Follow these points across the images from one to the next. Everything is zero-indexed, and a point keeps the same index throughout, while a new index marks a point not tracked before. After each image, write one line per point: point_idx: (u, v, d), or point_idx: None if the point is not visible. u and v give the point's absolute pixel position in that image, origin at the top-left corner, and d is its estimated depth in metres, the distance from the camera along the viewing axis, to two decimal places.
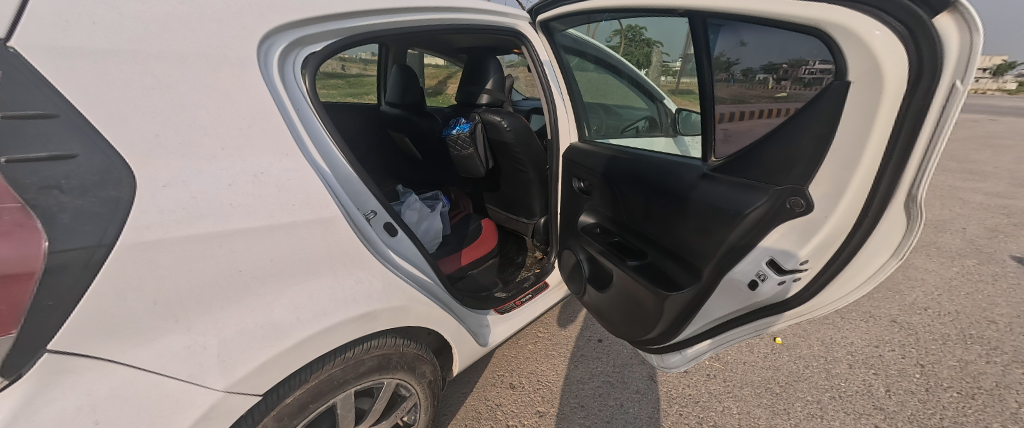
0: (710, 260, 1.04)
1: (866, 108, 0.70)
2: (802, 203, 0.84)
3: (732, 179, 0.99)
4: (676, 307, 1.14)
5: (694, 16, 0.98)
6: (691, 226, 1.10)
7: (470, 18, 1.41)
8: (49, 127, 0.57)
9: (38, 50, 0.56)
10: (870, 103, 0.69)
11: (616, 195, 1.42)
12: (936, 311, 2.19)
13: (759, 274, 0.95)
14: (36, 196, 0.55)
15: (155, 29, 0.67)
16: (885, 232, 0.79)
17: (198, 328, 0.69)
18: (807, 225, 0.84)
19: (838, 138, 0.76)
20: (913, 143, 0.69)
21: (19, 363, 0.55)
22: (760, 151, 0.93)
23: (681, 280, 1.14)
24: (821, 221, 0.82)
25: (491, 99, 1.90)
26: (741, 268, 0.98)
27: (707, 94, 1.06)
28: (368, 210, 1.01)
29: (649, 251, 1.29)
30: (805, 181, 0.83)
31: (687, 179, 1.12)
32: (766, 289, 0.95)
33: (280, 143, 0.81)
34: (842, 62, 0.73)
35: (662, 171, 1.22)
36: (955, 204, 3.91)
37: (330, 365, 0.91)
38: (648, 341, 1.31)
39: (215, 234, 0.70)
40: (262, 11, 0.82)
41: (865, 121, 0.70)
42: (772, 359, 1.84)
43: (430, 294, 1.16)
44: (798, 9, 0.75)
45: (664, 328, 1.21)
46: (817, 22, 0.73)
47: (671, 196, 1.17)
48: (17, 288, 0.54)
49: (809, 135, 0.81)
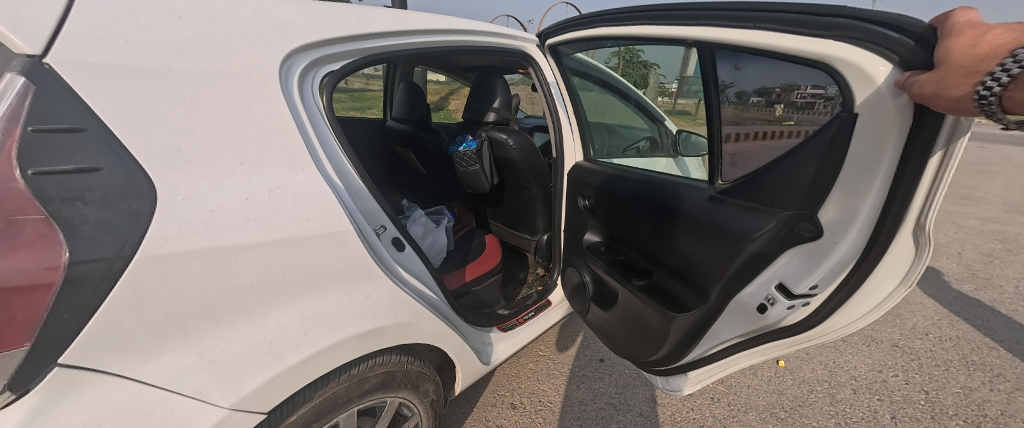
0: (719, 282, 1.06)
1: (873, 140, 0.72)
2: (811, 228, 0.86)
3: (740, 202, 1.01)
4: (683, 328, 1.15)
5: (703, 47, 1.02)
6: (697, 249, 1.11)
7: (481, 39, 1.45)
8: (76, 139, 0.58)
9: (72, 67, 0.58)
10: (880, 131, 0.71)
11: (622, 214, 1.44)
12: (936, 336, 2.19)
13: (768, 297, 0.96)
14: (60, 208, 0.55)
15: (186, 48, 0.70)
16: (894, 258, 0.79)
17: (207, 343, 0.69)
18: (818, 249, 0.86)
19: (846, 165, 0.78)
20: (919, 174, 0.70)
21: (28, 378, 0.54)
22: (768, 174, 0.95)
23: (687, 301, 1.15)
24: (831, 246, 0.84)
25: (498, 118, 1.94)
26: (750, 291, 0.99)
27: (714, 116, 1.09)
28: (377, 224, 1.02)
29: (655, 271, 1.30)
30: (812, 208, 0.85)
31: (693, 200, 1.14)
32: (773, 312, 0.96)
33: (296, 158, 0.82)
34: (849, 96, 0.75)
35: (669, 191, 1.24)
36: (949, 229, 3.96)
37: (335, 383, 0.89)
38: (653, 363, 1.30)
39: (230, 247, 0.70)
40: (284, 32, 0.86)
41: (873, 151, 0.73)
42: (776, 383, 1.82)
43: (435, 309, 1.15)
44: (803, 45, 0.80)
45: (670, 350, 1.21)
46: (824, 57, 0.77)
47: (677, 217, 1.19)
48: (34, 298, 0.53)
49: (815, 162, 0.84)
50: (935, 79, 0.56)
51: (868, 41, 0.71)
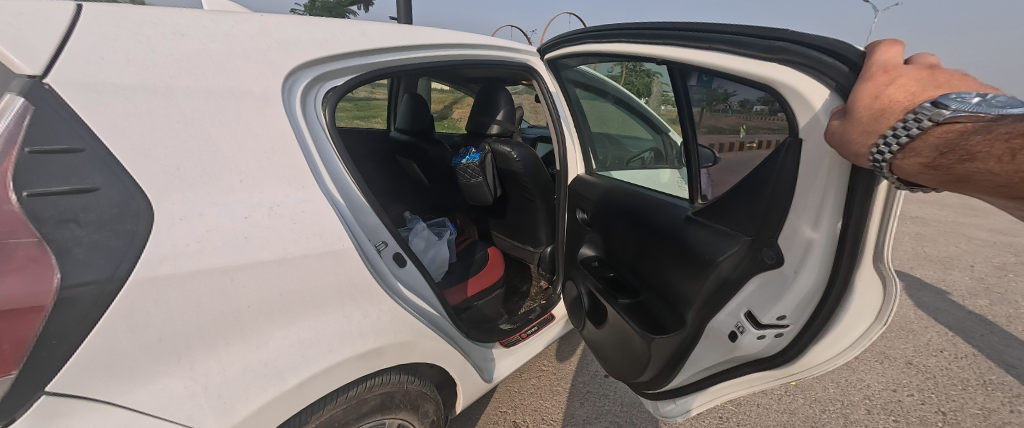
0: (692, 307, 1.04)
1: (818, 174, 0.73)
2: (772, 255, 0.85)
3: (710, 224, 1.01)
4: (663, 353, 1.13)
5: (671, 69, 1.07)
6: (674, 270, 1.11)
7: (485, 53, 1.46)
8: (75, 160, 0.58)
9: (71, 86, 0.58)
10: (820, 165, 0.73)
11: (612, 230, 1.42)
12: (952, 353, 2.13)
13: (738, 326, 0.94)
14: (53, 230, 0.54)
15: (188, 67, 0.71)
16: (863, 295, 0.73)
17: (201, 367, 0.67)
18: (778, 279, 0.85)
19: (797, 195, 0.79)
20: (869, 206, 0.67)
21: (11, 408, 0.52)
22: (736, 197, 0.95)
23: (667, 323, 1.14)
24: (790, 277, 0.82)
25: (502, 129, 1.94)
26: (722, 319, 0.98)
27: (689, 129, 1.13)
28: (379, 241, 1.00)
29: (642, 291, 1.28)
30: (771, 236, 0.85)
31: (672, 221, 1.14)
32: (745, 342, 0.94)
33: (297, 175, 0.81)
34: (794, 121, 0.77)
35: (651, 209, 1.24)
36: (960, 241, 3.89)
37: (331, 406, 0.87)
38: (646, 385, 1.26)
39: (227, 268, 0.68)
40: (288, 49, 0.86)
41: (820, 184, 0.73)
42: (787, 402, 1.76)
43: (436, 327, 1.12)
44: (751, 69, 0.82)
45: (655, 373, 1.19)
46: (768, 80, 0.79)
47: (656, 236, 1.19)
48: (23, 323, 0.52)
49: (773, 189, 0.84)
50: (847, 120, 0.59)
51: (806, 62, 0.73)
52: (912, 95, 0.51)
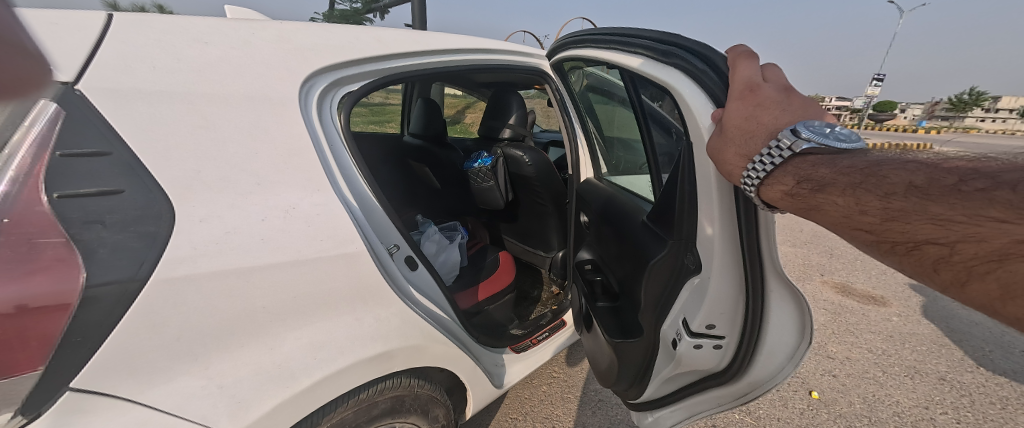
0: (645, 312, 1.11)
1: (708, 189, 0.86)
2: (693, 262, 0.96)
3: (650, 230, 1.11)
4: (625, 358, 1.15)
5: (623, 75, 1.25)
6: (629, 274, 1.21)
7: (498, 57, 1.46)
8: (101, 163, 0.61)
9: (100, 93, 0.62)
10: (706, 187, 0.86)
11: (604, 235, 1.41)
12: (989, 369, 2.01)
13: (677, 333, 1.01)
14: (80, 231, 0.57)
15: (209, 73, 0.73)
16: (778, 306, 0.85)
17: (217, 367, 0.68)
18: (700, 286, 0.95)
19: (699, 205, 0.91)
20: (757, 225, 0.80)
21: (38, 402, 0.54)
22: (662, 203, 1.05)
23: (631, 328, 1.17)
24: (708, 284, 0.93)
25: (514, 134, 1.93)
26: (666, 327, 1.04)
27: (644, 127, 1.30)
28: (391, 243, 1.01)
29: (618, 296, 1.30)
30: (691, 244, 0.96)
31: (629, 227, 1.23)
32: (682, 353, 1.01)
33: (313, 179, 0.82)
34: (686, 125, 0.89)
35: (615, 216, 1.34)
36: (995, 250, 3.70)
37: (343, 408, 0.87)
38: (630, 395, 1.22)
39: (243, 270, 0.69)
40: (305, 56, 0.88)
41: (716, 199, 0.84)
42: (809, 417, 1.69)
43: (447, 331, 1.12)
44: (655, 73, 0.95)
45: (633, 379, 1.18)
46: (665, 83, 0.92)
47: (619, 242, 1.28)
48: (50, 321, 0.53)
49: (683, 198, 0.95)
50: (722, 133, 0.74)
51: (699, 64, 0.87)
52: (768, 124, 0.68)
